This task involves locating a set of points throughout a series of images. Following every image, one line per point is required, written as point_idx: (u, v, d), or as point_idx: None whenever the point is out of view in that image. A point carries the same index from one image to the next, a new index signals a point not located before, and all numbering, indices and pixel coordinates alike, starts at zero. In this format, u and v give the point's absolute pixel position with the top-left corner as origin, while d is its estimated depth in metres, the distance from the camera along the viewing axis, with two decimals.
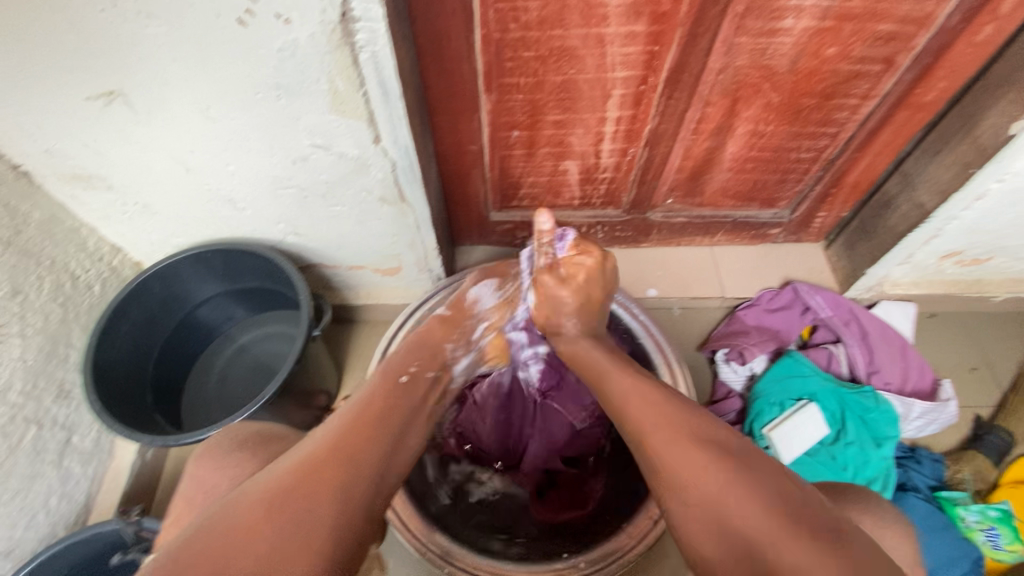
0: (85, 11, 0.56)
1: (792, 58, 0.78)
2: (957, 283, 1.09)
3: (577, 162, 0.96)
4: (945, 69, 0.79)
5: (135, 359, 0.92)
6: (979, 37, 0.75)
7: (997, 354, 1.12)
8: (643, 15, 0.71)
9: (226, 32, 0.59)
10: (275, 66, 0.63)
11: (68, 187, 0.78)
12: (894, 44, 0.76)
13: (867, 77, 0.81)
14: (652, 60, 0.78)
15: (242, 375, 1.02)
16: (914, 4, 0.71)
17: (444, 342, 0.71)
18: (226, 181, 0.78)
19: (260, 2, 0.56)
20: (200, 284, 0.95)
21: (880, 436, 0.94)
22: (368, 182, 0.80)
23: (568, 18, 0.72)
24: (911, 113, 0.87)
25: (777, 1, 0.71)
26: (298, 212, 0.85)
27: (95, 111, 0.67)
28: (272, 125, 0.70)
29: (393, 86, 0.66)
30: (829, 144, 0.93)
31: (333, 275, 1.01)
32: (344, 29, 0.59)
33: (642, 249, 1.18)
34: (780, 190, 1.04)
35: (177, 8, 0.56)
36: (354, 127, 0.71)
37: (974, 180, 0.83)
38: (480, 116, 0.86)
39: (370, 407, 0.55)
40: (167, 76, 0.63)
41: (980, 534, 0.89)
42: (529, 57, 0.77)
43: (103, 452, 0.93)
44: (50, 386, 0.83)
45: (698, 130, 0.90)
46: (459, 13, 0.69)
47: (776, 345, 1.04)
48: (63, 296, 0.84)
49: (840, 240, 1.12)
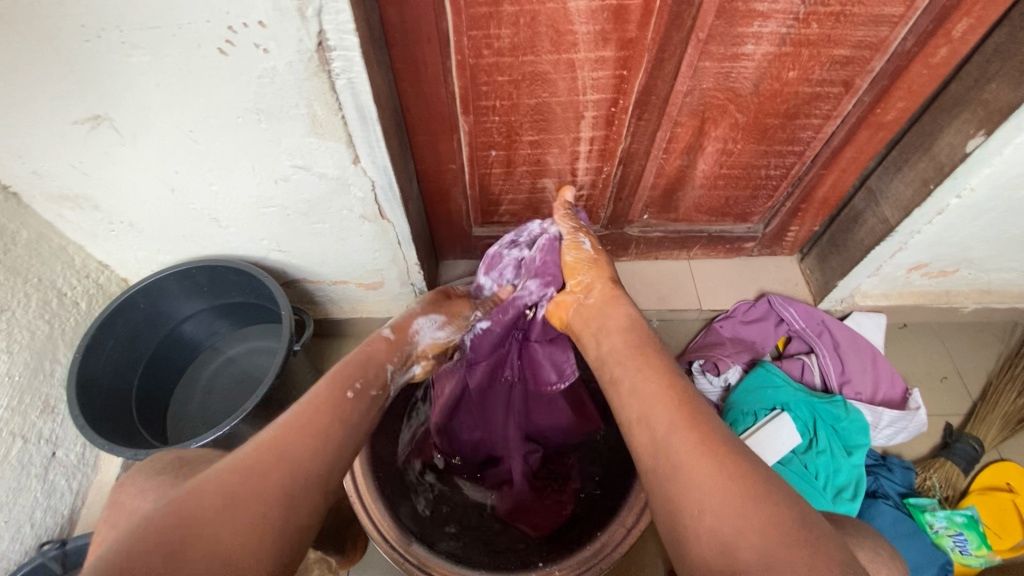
0: (72, 42, 0.59)
1: (756, 81, 0.82)
2: (926, 294, 1.12)
3: (554, 180, 0.99)
4: (901, 91, 0.83)
5: (120, 374, 0.93)
6: (935, 59, 0.78)
7: (966, 363, 1.15)
8: (610, 41, 0.75)
9: (207, 61, 0.61)
10: (255, 92, 0.65)
11: (55, 208, 0.81)
12: (852, 68, 0.80)
13: (827, 98, 0.85)
14: (622, 83, 0.81)
15: (227, 388, 1.04)
16: (867, 31, 0.74)
17: (388, 361, 0.67)
18: (210, 200, 0.81)
19: (240, 33, 0.59)
20: (185, 300, 0.97)
21: (850, 444, 0.96)
22: (348, 201, 0.82)
23: (538, 44, 0.75)
24: (872, 132, 0.90)
25: (737, 28, 0.74)
26: (281, 229, 0.87)
27: (81, 134, 0.69)
28: (253, 148, 0.73)
29: (370, 110, 0.69)
30: (797, 162, 0.97)
31: (317, 291, 1.04)
32: (320, 57, 0.62)
33: (622, 263, 1.20)
34: (753, 206, 1.07)
35: (160, 39, 0.59)
36: (333, 148, 0.74)
37: (933, 196, 0.86)
38: (457, 136, 0.89)
39: (324, 418, 0.54)
40: (151, 102, 0.66)
41: (948, 540, 0.91)
42: (503, 81, 0.80)
43: (88, 466, 0.94)
44: (36, 401, 0.84)
45: (670, 149, 0.94)
46: (434, 41, 0.73)
47: (751, 356, 1.08)
48: (49, 313, 0.86)
49: (813, 253, 1.15)
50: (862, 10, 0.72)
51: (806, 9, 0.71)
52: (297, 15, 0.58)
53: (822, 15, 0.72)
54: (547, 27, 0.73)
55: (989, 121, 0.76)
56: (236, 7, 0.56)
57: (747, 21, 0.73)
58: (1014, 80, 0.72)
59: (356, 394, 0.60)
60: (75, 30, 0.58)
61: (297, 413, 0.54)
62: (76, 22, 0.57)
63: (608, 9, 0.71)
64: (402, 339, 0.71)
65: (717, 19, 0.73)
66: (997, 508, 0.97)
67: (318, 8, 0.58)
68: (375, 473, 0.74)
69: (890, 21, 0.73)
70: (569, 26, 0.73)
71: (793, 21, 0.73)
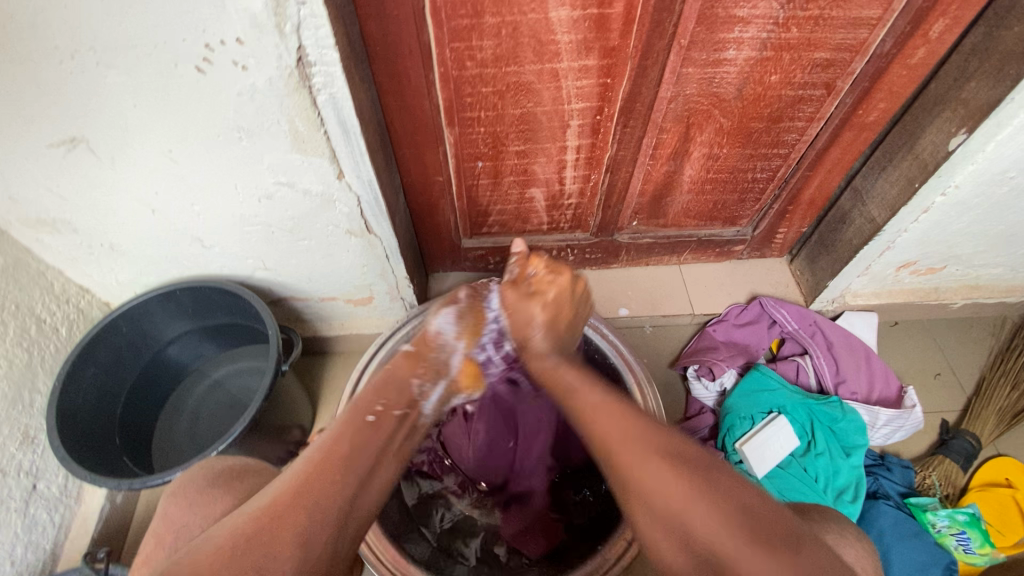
0: (46, 64, 0.57)
1: (739, 86, 0.82)
2: (916, 291, 1.12)
3: (542, 189, 0.99)
4: (882, 92, 0.84)
5: (102, 401, 0.91)
6: (913, 60, 0.79)
7: (959, 360, 1.16)
8: (593, 50, 0.75)
9: (185, 79, 0.60)
10: (235, 110, 0.64)
11: (33, 232, 0.79)
12: (832, 70, 0.80)
13: (810, 101, 0.85)
14: (606, 91, 0.81)
15: (215, 411, 1.02)
16: (847, 33, 0.75)
17: (411, 374, 0.65)
18: (192, 220, 0.79)
19: (217, 50, 0.58)
20: (169, 322, 0.95)
21: (849, 445, 0.96)
22: (334, 217, 0.81)
23: (522, 54, 0.75)
24: (855, 133, 0.91)
25: (719, 34, 0.75)
26: (266, 247, 0.85)
27: (57, 157, 0.68)
28: (235, 165, 0.71)
29: (353, 125, 0.68)
30: (782, 164, 0.97)
31: (304, 308, 1.02)
32: (301, 73, 0.62)
33: (613, 270, 1.20)
34: (741, 209, 1.07)
35: (136, 58, 0.58)
36: (316, 164, 0.72)
37: (919, 194, 0.87)
38: (443, 148, 0.88)
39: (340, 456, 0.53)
40: (129, 122, 0.65)
41: (951, 539, 0.90)
42: (487, 92, 0.80)
43: (71, 498, 0.91)
44: (15, 432, 0.81)
45: (656, 155, 0.94)
46: (416, 54, 0.72)
47: (745, 359, 1.08)
48: (28, 341, 0.83)
49: (802, 254, 1.16)
50: (840, 13, 0.72)
51: (785, 14, 0.72)
52: (276, 31, 0.57)
53: (801, 19, 0.73)
54: (529, 37, 0.73)
55: (971, 119, 0.77)
56: (213, 24, 0.55)
57: (728, 26, 0.74)
58: (993, 78, 0.73)
59: (377, 418, 0.58)
60: (48, 52, 0.56)
61: (320, 451, 0.53)
62: (49, 44, 0.56)
63: (590, 18, 0.71)
64: (423, 347, 0.68)
65: (698, 26, 0.73)
66: (999, 505, 0.96)
67: (297, 24, 0.57)
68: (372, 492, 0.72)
69: (868, 23, 0.74)
70: (551, 36, 0.73)
71: (773, 25, 0.74)
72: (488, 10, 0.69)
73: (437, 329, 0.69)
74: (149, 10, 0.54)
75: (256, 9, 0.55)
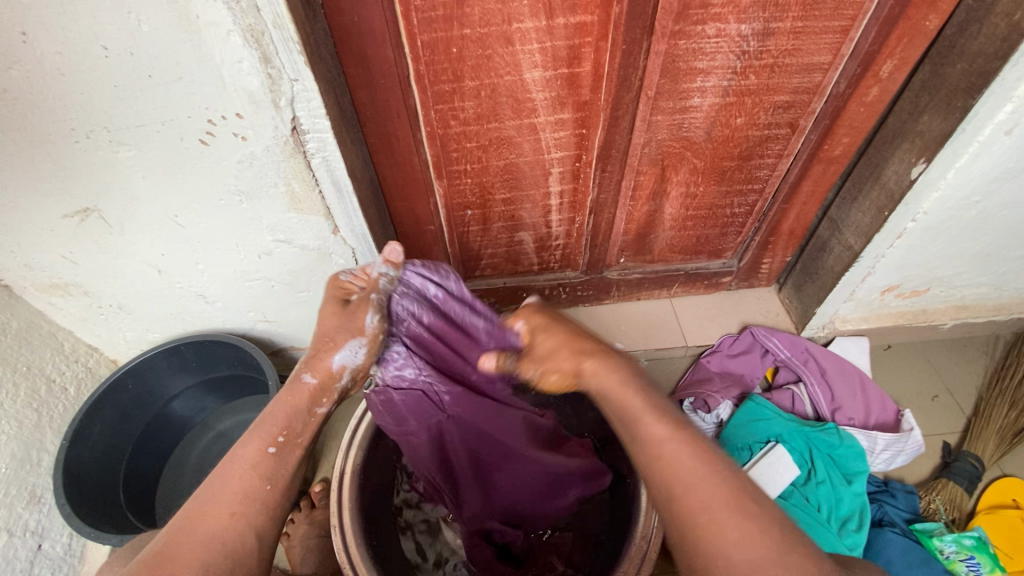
0: (64, 144, 0.63)
1: (708, 129, 0.88)
2: (905, 314, 1.13)
3: (530, 233, 1.03)
4: (844, 127, 0.89)
5: (108, 458, 0.93)
6: (869, 97, 0.84)
7: (955, 380, 1.16)
8: (567, 104, 0.81)
9: (189, 151, 0.66)
10: (236, 175, 0.69)
11: (46, 296, 0.83)
12: (794, 111, 0.86)
13: (776, 139, 0.90)
14: (583, 140, 0.87)
15: (218, 463, 1.04)
16: (802, 77, 0.81)
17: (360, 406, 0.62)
18: (197, 278, 0.84)
19: (219, 125, 0.64)
20: (173, 378, 0.98)
21: (849, 472, 0.96)
22: (331, 268, 0.85)
23: (501, 112, 0.81)
24: (824, 166, 0.95)
25: (682, 84, 0.80)
26: (267, 301, 0.89)
27: (71, 226, 0.73)
28: (237, 226, 0.76)
29: (346, 184, 0.74)
30: (758, 199, 1.01)
31: (305, 357, 1.05)
32: (295, 140, 0.67)
33: (606, 306, 1.23)
34: (724, 242, 1.11)
35: (145, 134, 0.64)
36: (313, 221, 0.77)
37: (890, 222, 0.90)
38: (434, 200, 0.93)
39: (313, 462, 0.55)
40: (139, 192, 0.70)
41: (961, 565, 0.88)
42: (471, 147, 0.85)
43: (75, 557, 0.91)
44: (23, 492, 0.82)
45: (636, 196, 0.98)
46: (403, 116, 0.78)
47: (740, 390, 1.09)
48: (38, 401, 0.86)
49: (789, 283, 1.18)
50: (793, 60, 0.78)
51: (742, 63, 0.78)
52: (272, 105, 0.63)
53: (758, 68, 0.79)
54: (507, 96, 0.79)
55: (927, 149, 0.81)
56: (215, 102, 0.61)
57: (690, 77, 0.79)
58: (943, 112, 0.78)
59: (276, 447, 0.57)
60: (65, 133, 0.62)
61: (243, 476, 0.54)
62: (67, 126, 0.61)
63: (561, 77, 0.77)
64: (328, 377, 0.64)
65: (662, 78, 0.79)
66: (1008, 527, 0.95)
67: (291, 98, 0.63)
68: (362, 500, 0.68)
69: (821, 67, 0.80)
70: (527, 94, 0.79)
71: (733, 74, 0.80)
72: (467, 74, 0.75)
73: (342, 365, 0.65)
74: (160, 93, 0.60)
75: (254, 88, 0.61)
